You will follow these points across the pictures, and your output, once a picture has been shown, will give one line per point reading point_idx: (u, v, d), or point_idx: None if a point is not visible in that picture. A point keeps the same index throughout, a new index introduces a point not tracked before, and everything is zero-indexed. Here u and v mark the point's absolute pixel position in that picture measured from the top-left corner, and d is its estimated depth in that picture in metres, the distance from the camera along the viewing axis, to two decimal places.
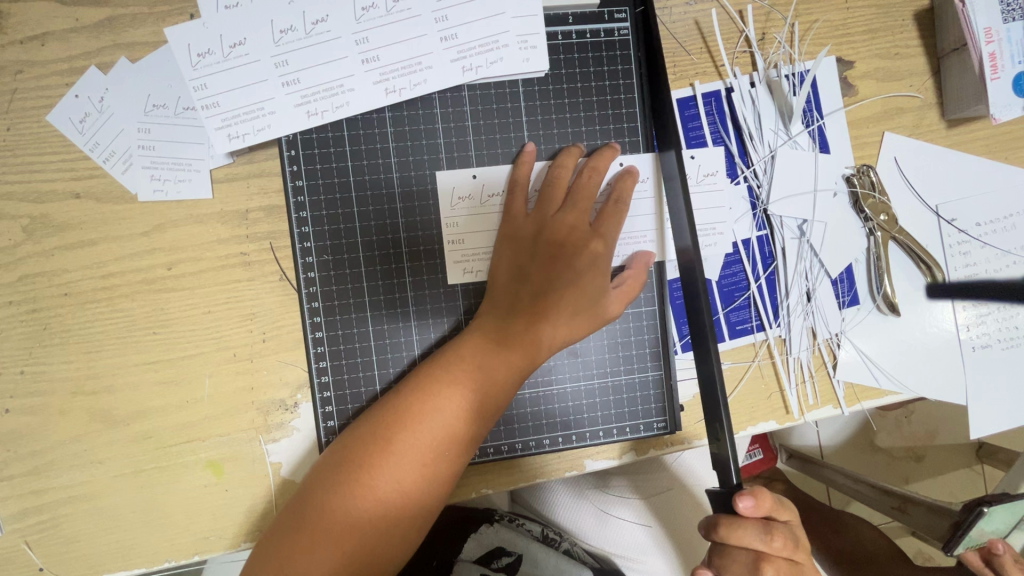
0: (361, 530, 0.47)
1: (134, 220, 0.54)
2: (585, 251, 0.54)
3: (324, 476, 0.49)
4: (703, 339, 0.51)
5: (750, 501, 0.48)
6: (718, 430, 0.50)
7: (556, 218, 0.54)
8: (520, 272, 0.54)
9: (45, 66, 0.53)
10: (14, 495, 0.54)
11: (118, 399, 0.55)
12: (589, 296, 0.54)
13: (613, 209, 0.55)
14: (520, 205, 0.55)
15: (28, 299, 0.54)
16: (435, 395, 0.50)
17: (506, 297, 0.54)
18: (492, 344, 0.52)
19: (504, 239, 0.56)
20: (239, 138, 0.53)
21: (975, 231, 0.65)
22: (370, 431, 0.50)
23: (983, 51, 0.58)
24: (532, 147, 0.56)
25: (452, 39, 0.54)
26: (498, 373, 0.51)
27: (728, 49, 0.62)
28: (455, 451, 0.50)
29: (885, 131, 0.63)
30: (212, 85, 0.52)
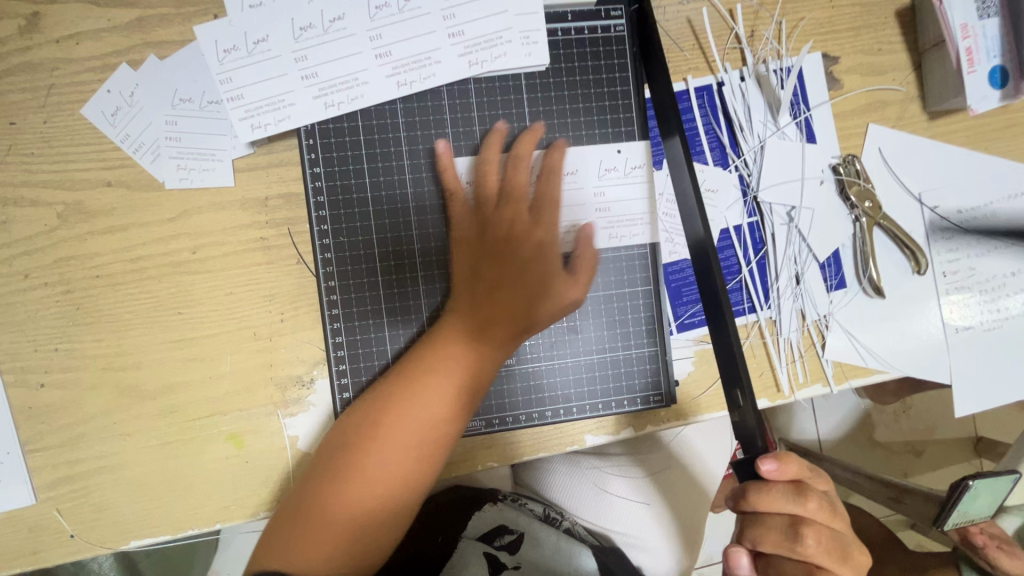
0: (352, 515, 0.50)
1: (161, 206, 0.58)
2: (530, 240, 0.57)
3: (315, 468, 0.52)
4: (718, 309, 0.52)
5: (774, 463, 0.48)
6: (738, 397, 0.51)
7: (496, 213, 0.58)
8: (474, 269, 0.57)
9: (79, 63, 0.57)
10: (48, 465, 0.57)
11: (146, 374, 0.58)
12: (547, 282, 0.56)
13: (546, 193, 0.59)
14: (477, 206, 0.59)
15: (62, 280, 0.57)
16: (396, 388, 0.54)
17: (463, 292, 0.57)
18: (449, 335, 0.55)
19: (466, 239, 0.59)
20: (261, 128, 0.57)
21: (957, 219, 0.68)
22: (346, 425, 0.54)
23: (961, 46, 0.61)
24: (444, 145, 0.59)
25: (459, 35, 0.58)
26: (459, 358, 0.54)
27: (719, 45, 0.65)
28: (425, 433, 0.53)
29: (870, 123, 0.67)
30: (236, 78, 0.56)
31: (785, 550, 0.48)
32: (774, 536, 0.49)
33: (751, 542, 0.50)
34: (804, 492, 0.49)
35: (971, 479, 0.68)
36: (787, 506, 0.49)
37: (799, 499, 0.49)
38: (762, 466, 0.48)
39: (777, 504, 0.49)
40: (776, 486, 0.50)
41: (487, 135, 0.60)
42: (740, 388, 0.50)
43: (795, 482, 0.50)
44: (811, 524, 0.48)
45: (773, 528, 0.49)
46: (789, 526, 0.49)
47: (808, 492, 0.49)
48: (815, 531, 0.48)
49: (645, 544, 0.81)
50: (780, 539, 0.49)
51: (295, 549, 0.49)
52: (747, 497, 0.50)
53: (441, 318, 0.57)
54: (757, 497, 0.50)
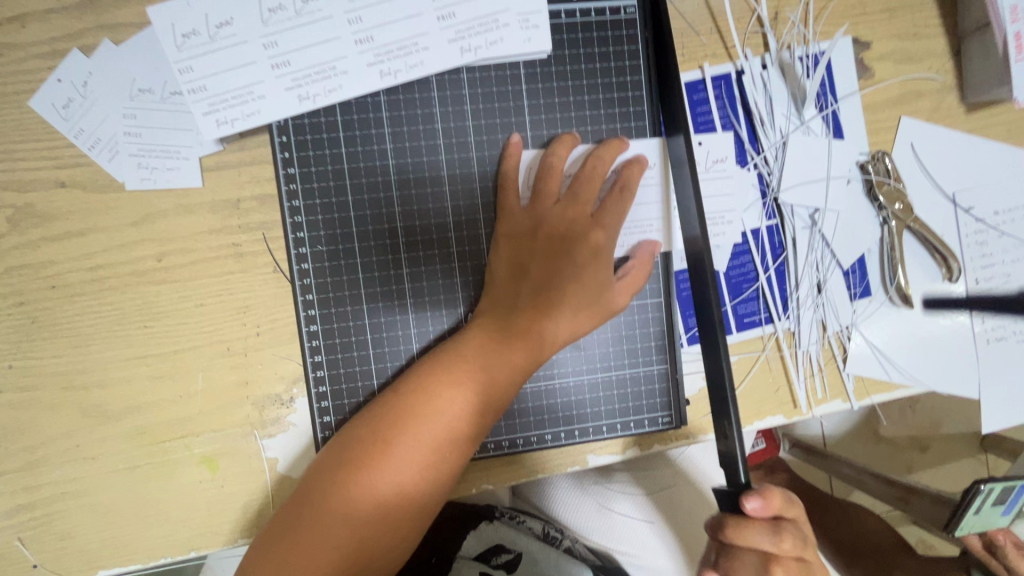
0: (361, 530, 0.46)
1: (122, 210, 0.53)
2: (587, 243, 0.52)
3: (319, 478, 0.48)
4: (710, 329, 0.48)
5: (759, 502, 0.45)
6: (726, 426, 0.46)
7: (554, 212, 0.53)
8: (522, 268, 0.52)
9: (26, 50, 0.51)
10: (6, 490, 0.53)
11: (111, 393, 0.54)
12: (592, 290, 0.52)
13: (618, 197, 0.53)
14: (514, 200, 0.54)
15: (15, 291, 0.52)
16: (436, 396, 0.49)
17: (506, 293, 0.52)
18: (492, 343, 0.50)
19: (503, 236, 0.53)
20: (228, 124, 0.51)
21: (993, 220, 0.63)
22: (372, 430, 0.49)
23: (1008, 31, 0.55)
24: (517, 139, 0.54)
25: (450, 18, 0.52)
26: (500, 371, 0.50)
27: (740, 30, 0.59)
28: (457, 450, 0.49)
29: (902, 116, 0.61)
30: (199, 67, 0.50)
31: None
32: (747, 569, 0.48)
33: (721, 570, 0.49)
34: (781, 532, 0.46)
35: (982, 484, 0.63)
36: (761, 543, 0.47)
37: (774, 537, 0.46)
38: (746, 506, 0.45)
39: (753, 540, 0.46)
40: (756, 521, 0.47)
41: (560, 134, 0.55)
42: (727, 419, 0.46)
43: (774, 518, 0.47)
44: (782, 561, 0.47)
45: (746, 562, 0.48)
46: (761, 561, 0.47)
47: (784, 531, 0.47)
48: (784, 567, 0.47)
49: (650, 565, 0.77)
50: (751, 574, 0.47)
51: (287, 560, 0.45)
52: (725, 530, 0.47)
53: (480, 316, 0.52)
54: (736, 531, 0.46)
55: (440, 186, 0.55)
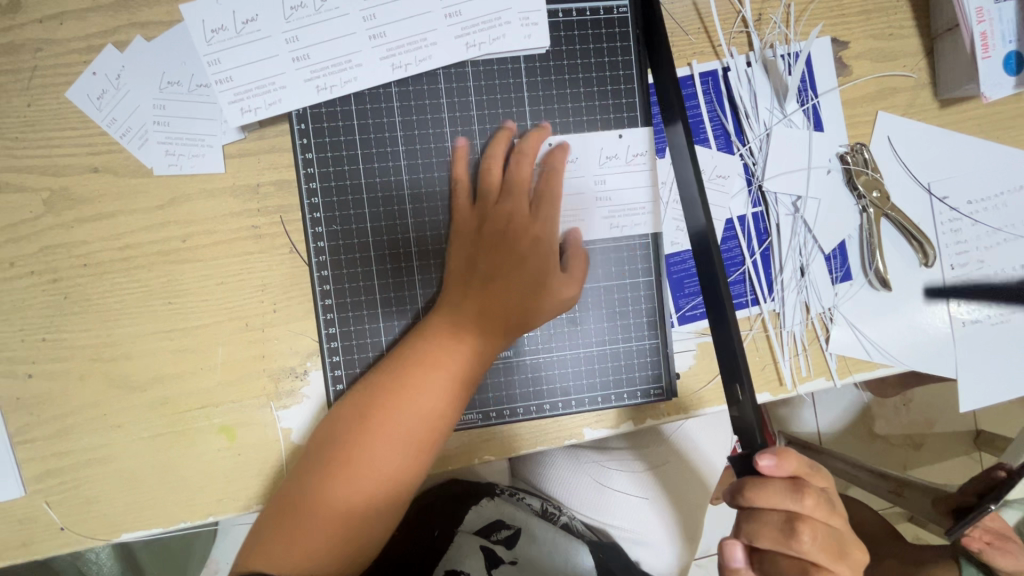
0: (340, 515, 0.49)
1: (150, 193, 0.57)
2: (529, 234, 0.56)
3: (296, 472, 0.51)
4: (719, 303, 0.50)
5: (773, 458, 0.48)
6: (736, 390, 0.50)
7: (496, 208, 0.57)
8: (470, 262, 0.56)
9: (64, 45, 0.55)
10: (37, 457, 0.57)
11: (136, 365, 0.57)
12: (538, 276, 0.55)
13: (548, 186, 0.58)
14: (463, 202, 0.58)
15: (49, 269, 0.56)
16: (390, 386, 0.52)
17: (456, 287, 0.55)
18: (443, 331, 0.54)
19: (456, 236, 0.57)
20: (252, 112, 0.55)
21: (967, 209, 0.66)
22: (336, 422, 0.52)
23: (975, 31, 0.59)
24: (463, 142, 0.58)
25: (456, 16, 0.56)
26: (443, 354, 0.53)
27: (726, 30, 0.63)
28: (420, 429, 0.52)
29: (880, 110, 0.65)
30: (226, 60, 0.54)
31: (781, 545, 0.47)
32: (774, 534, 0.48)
33: (747, 536, 0.49)
34: (800, 486, 0.48)
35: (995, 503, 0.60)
36: (784, 503, 0.48)
37: (795, 494, 0.48)
38: (762, 461, 0.48)
39: (776, 499, 0.48)
40: (774, 482, 0.48)
41: (493, 132, 0.59)
42: (740, 384, 0.49)
43: (795, 478, 0.49)
44: (808, 520, 0.47)
45: (768, 524, 0.48)
46: (785, 522, 0.47)
47: (806, 489, 0.48)
48: (812, 527, 0.47)
49: (645, 539, 0.80)
50: (777, 535, 0.47)
51: (278, 552, 0.47)
52: (744, 491, 0.49)
53: (438, 309, 0.56)
54: (756, 490, 0.49)
55: (446, 175, 0.59)
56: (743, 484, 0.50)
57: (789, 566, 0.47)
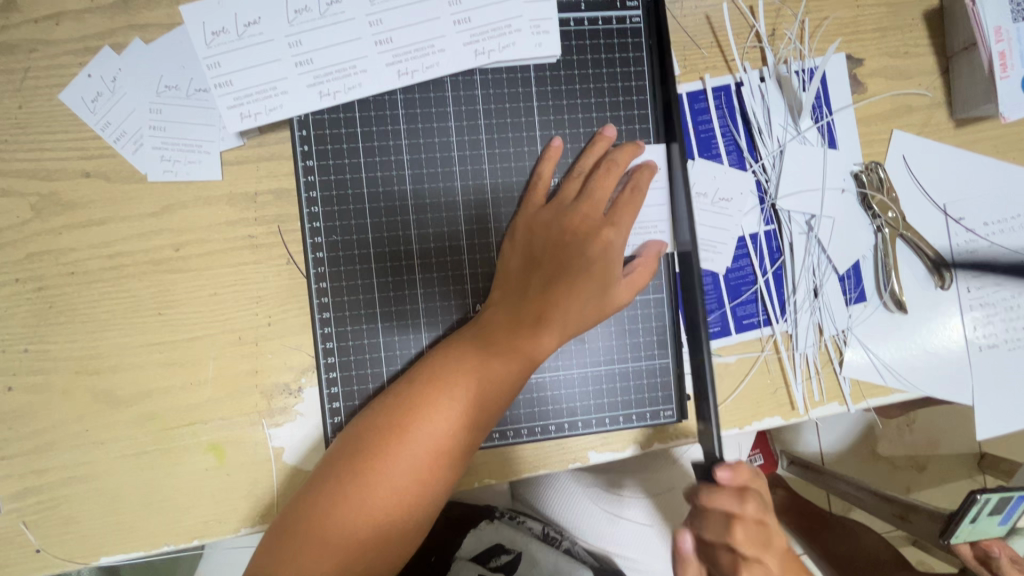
0: (375, 517, 0.47)
1: (144, 200, 0.54)
2: (599, 240, 0.54)
3: (335, 466, 0.48)
4: (693, 330, 0.54)
5: (727, 471, 0.48)
6: (705, 412, 0.53)
7: (571, 208, 0.55)
8: (536, 260, 0.54)
9: (58, 46, 0.53)
10: (14, 474, 0.54)
11: (123, 378, 0.55)
12: (600, 285, 0.53)
13: (630, 198, 0.55)
14: (539, 198, 0.56)
15: (34, 277, 0.54)
16: (448, 383, 0.50)
17: (518, 285, 0.54)
18: (503, 331, 0.52)
19: (520, 230, 0.55)
20: (251, 117, 0.53)
21: (983, 231, 0.65)
22: (385, 418, 0.50)
23: (994, 50, 0.58)
24: (558, 142, 0.57)
25: (465, 23, 0.55)
26: (508, 359, 0.51)
27: (739, 44, 0.62)
28: (466, 438, 0.50)
29: (894, 129, 0.64)
30: (226, 63, 0.53)
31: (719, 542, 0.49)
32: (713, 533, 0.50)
33: (694, 528, 0.51)
34: (746, 496, 0.48)
35: (981, 493, 0.69)
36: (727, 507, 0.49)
37: (740, 503, 0.48)
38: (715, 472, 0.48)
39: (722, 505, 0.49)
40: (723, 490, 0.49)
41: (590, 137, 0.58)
42: (705, 413, 0.52)
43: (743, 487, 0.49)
44: (743, 523, 0.48)
45: (711, 519, 0.50)
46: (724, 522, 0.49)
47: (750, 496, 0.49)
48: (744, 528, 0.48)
49: (649, 568, 0.76)
50: (716, 533, 0.49)
51: (297, 555, 0.45)
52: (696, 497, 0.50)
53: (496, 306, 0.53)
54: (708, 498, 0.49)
55: (450, 177, 0.57)
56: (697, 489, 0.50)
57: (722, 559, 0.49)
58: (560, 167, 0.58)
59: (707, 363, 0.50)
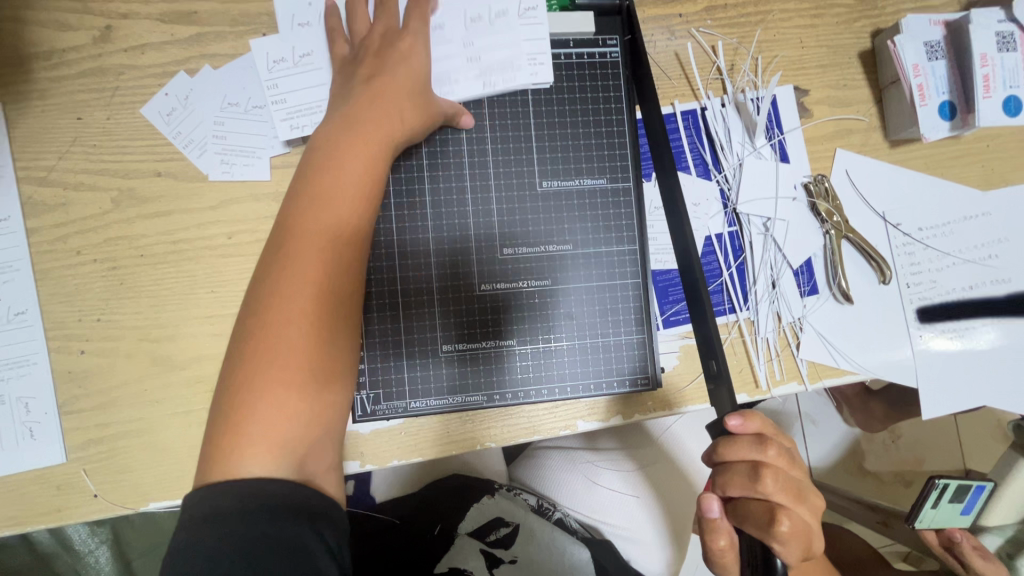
0: (280, 378, 0.50)
1: (205, 196, 0.65)
2: (387, 95, 0.60)
3: (234, 360, 0.51)
4: (699, 304, 0.58)
5: (739, 420, 0.50)
6: (712, 366, 0.56)
7: (365, 44, 0.63)
8: (343, 124, 0.58)
9: (143, 70, 0.65)
10: (79, 426, 0.62)
11: (178, 346, 0.64)
12: (406, 90, 0.61)
13: (382, 55, 0.62)
14: (339, 44, 0.64)
15: (110, 258, 0.64)
16: (288, 246, 0.54)
17: (322, 149, 0.58)
18: (301, 193, 0.56)
19: (337, 68, 0.64)
20: (300, 129, 0.65)
21: (918, 235, 0.75)
22: (253, 297, 0.53)
23: (913, 83, 0.70)
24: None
25: (477, 60, 0.67)
26: (310, 212, 0.55)
27: (703, 76, 0.74)
28: (321, 315, 0.52)
29: (837, 148, 0.75)
30: (283, 85, 0.65)
31: (749, 492, 0.50)
32: (741, 481, 0.50)
33: (721, 488, 0.52)
34: (765, 440, 0.50)
35: (939, 479, 0.88)
36: (749, 454, 0.50)
37: (761, 447, 0.50)
38: (726, 422, 0.50)
39: (743, 451, 0.50)
40: (741, 435, 0.51)
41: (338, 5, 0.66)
42: (715, 358, 0.56)
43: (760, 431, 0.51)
44: (773, 467, 0.49)
45: (737, 472, 0.51)
46: (751, 470, 0.50)
47: (771, 440, 0.50)
48: (776, 473, 0.49)
49: (637, 536, 0.84)
50: (744, 482, 0.50)
51: (233, 454, 0.47)
52: (715, 448, 0.51)
53: (307, 182, 0.56)
54: (726, 446, 0.51)
55: (464, 209, 0.67)
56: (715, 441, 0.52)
57: (757, 509, 0.50)
58: (553, 172, 0.69)
59: (710, 321, 0.55)
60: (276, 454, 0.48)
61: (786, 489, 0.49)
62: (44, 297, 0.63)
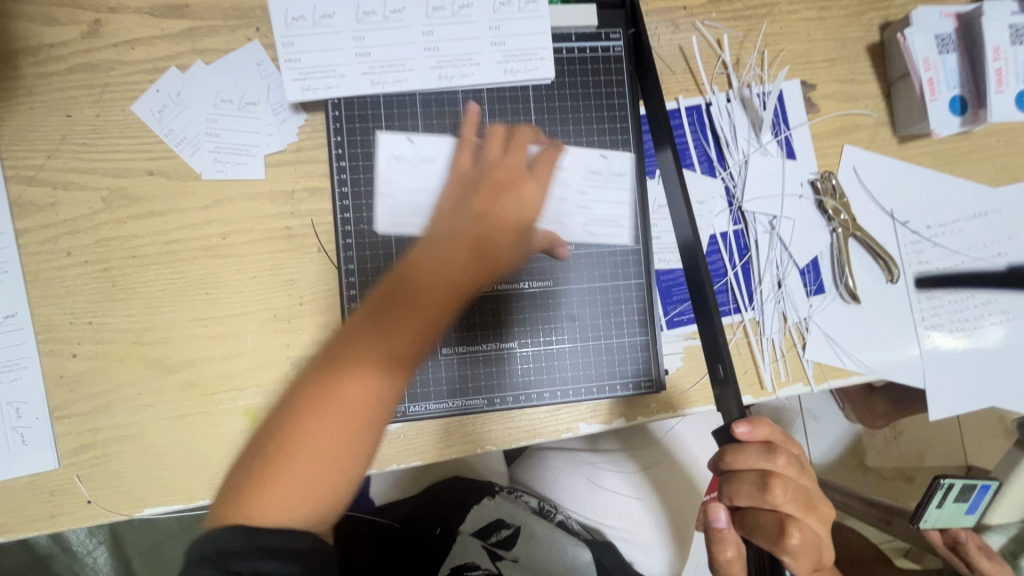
0: (321, 447, 0.46)
1: (198, 196, 0.64)
2: (521, 192, 0.60)
3: (276, 422, 0.48)
4: (706, 306, 0.58)
5: (747, 427, 0.49)
6: (719, 371, 0.55)
7: (497, 162, 0.61)
8: (467, 206, 0.59)
9: (133, 66, 0.63)
10: (72, 431, 0.61)
11: (172, 349, 0.63)
12: (524, 203, 0.60)
13: (546, 159, 0.62)
14: (465, 158, 0.63)
15: (100, 260, 0.62)
16: (361, 322, 0.51)
17: (450, 230, 0.57)
18: (443, 265, 0.55)
19: (452, 182, 0.62)
20: (310, 91, 0.62)
21: (926, 233, 0.74)
22: (315, 363, 0.50)
23: (923, 77, 0.68)
24: (474, 109, 0.64)
25: (501, 45, 0.64)
26: (448, 289, 0.54)
27: (708, 70, 0.72)
28: (387, 390, 0.49)
29: (845, 144, 0.73)
30: (298, 43, 0.61)
31: (757, 502, 0.49)
32: (749, 491, 0.49)
33: (728, 497, 0.51)
34: (774, 449, 0.49)
35: (943, 479, 0.87)
36: (757, 464, 0.49)
37: (770, 457, 0.48)
38: (735, 430, 0.49)
39: (751, 461, 0.49)
40: (749, 444, 0.50)
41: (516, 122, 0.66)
42: (722, 363, 0.54)
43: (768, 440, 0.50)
44: (781, 477, 0.48)
45: (745, 481, 0.50)
46: (760, 480, 0.49)
47: (779, 449, 0.49)
48: (785, 483, 0.48)
49: (640, 539, 0.82)
50: (752, 492, 0.49)
51: (256, 504, 0.44)
52: (722, 457, 0.50)
53: (416, 258, 0.55)
54: (733, 454, 0.50)
55: None
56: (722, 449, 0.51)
57: (766, 519, 0.49)
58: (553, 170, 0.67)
59: (719, 325, 0.54)
60: (304, 507, 0.45)
61: (795, 499, 0.48)
62: (33, 299, 0.62)
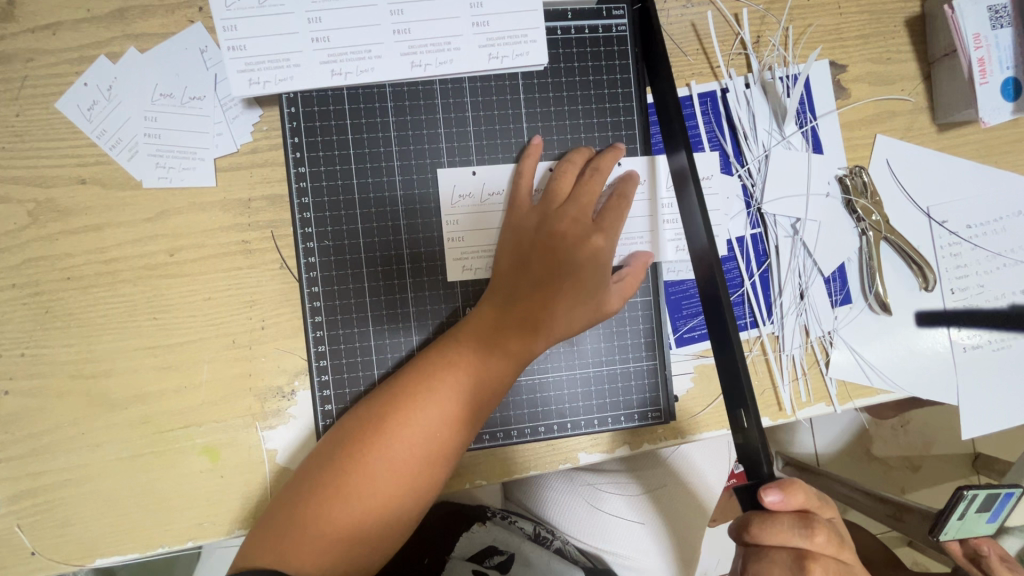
0: (359, 512, 0.47)
1: (139, 206, 0.55)
2: (587, 246, 0.54)
3: (320, 463, 0.49)
4: (724, 335, 0.49)
5: (779, 494, 0.44)
6: (741, 417, 0.47)
7: (558, 213, 0.55)
8: (523, 260, 0.55)
9: (55, 55, 0.54)
10: (10, 476, 0.54)
11: (118, 382, 0.55)
12: (588, 289, 0.54)
13: (618, 204, 0.56)
14: (524, 195, 0.57)
15: (31, 282, 0.54)
16: (423, 381, 0.50)
17: (507, 285, 0.55)
18: (489, 333, 0.53)
19: (509, 229, 0.57)
20: (260, 84, 0.53)
21: (966, 233, 0.66)
22: (371, 409, 0.50)
23: (973, 56, 0.59)
24: (538, 140, 0.58)
25: (484, 26, 0.55)
26: (498, 370, 0.52)
27: (724, 51, 0.63)
28: (432, 460, 0.49)
29: (878, 134, 0.65)
30: (242, 28, 0.52)
31: None
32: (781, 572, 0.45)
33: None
34: (812, 527, 0.44)
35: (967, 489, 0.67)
36: (791, 541, 0.45)
37: (806, 534, 0.44)
38: (765, 500, 0.44)
39: (783, 537, 0.45)
40: (783, 518, 0.45)
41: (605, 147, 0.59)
42: (743, 408, 0.47)
43: (803, 513, 0.45)
44: (819, 558, 0.44)
45: (777, 562, 0.45)
46: (795, 560, 0.45)
47: (816, 525, 0.45)
48: (823, 565, 0.44)
49: (639, 565, 0.79)
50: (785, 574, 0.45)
51: (286, 547, 0.45)
52: (752, 531, 0.46)
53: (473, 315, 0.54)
54: (764, 529, 0.45)
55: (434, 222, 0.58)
56: (751, 522, 0.46)
57: None
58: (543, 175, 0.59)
59: (740, 361, 0.46)
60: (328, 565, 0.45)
61: None
62: None
